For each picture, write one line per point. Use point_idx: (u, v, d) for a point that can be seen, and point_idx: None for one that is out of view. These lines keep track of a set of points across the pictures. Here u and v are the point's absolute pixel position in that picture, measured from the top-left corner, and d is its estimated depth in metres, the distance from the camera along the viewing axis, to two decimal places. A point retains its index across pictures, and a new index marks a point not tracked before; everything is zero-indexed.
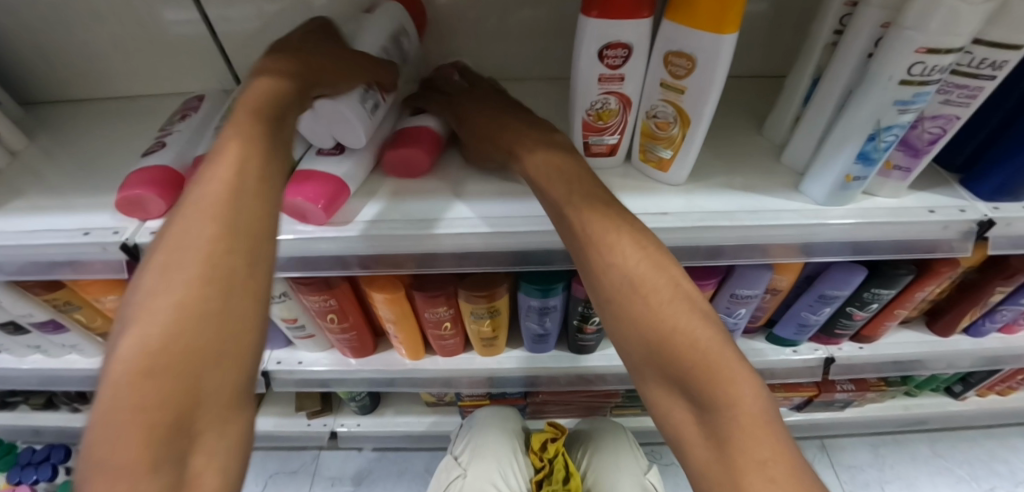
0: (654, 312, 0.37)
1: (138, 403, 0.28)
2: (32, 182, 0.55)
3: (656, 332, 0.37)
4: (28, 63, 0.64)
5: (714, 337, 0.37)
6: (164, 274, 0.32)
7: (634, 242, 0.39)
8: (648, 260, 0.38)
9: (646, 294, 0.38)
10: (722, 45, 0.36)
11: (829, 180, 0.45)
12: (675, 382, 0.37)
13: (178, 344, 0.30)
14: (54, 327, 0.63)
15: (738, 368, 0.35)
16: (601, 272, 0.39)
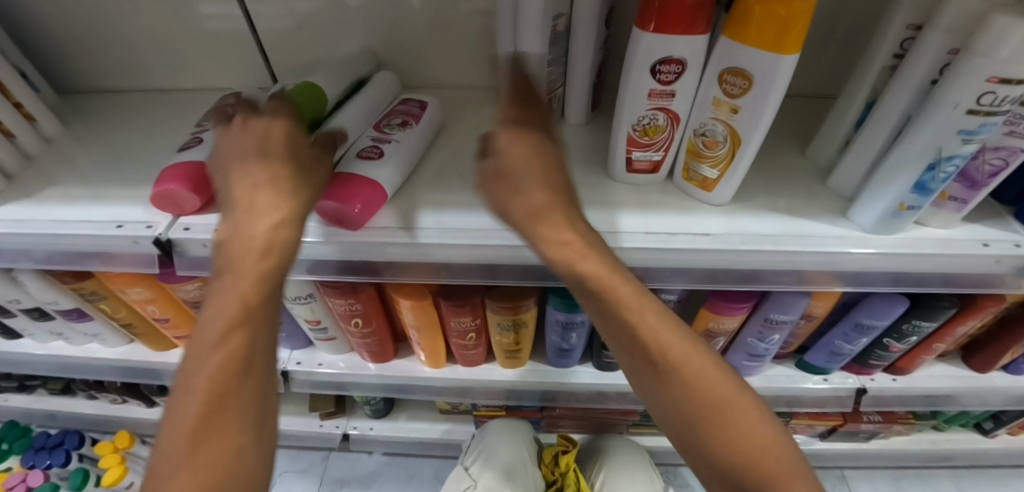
0: (677, 378, 0.40)
1: (184, 440, 0.35)
2: (67, 170, 0.55)
3: (702, 415, 0.40)
4: (68, 52, 0.65)
5: (755, 414, 0.40)
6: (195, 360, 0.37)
7: (677, 332, 0.40)
8: (688, 349, 0.40)
9: (693, 381, 0.40)
10: (783, 65, 0.35)
11: (880, 208, 0.44)
12: (723, 459, 0.40)
13: (216, 422, 0.36)
14: (78, 315, 0.63)
15: (755, 419, 0.40)
16: (644, 362, 0.40)
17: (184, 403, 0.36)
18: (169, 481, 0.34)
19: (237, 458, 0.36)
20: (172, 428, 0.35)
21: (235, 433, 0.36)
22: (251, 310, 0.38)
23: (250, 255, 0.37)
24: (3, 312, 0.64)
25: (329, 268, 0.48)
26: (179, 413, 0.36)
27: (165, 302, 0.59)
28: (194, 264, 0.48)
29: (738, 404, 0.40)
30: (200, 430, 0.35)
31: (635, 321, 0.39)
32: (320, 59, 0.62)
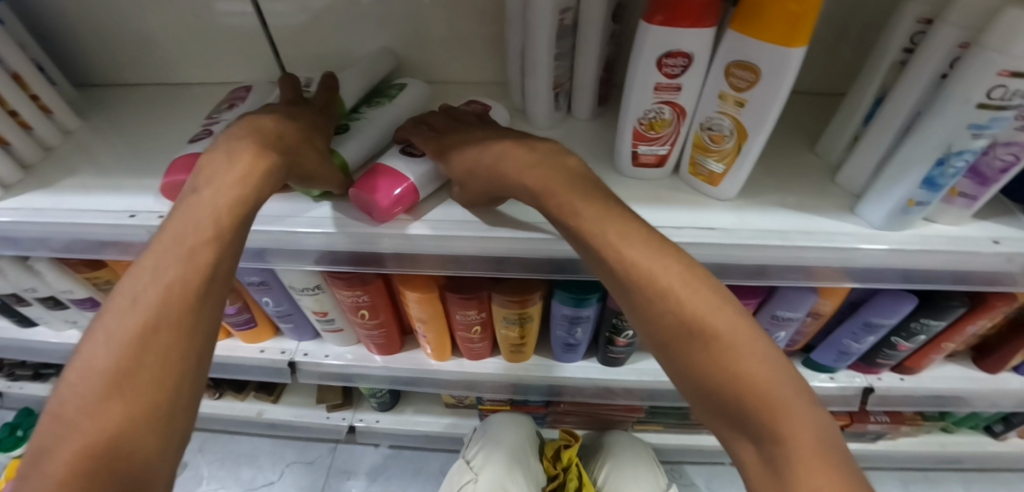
0: (690, 331, 0.35)
1: (101, 364, 0.31)
2: (82, 162, 0.56)
3: (709, 371, 0.34)
4: (85, 47, 0.66)
5: (781, 381, 0.32)
6: (118, 314, 0.33)
7: (684, 279, 0.35)
8: (698, 297, 0.35)
9: (704, 336, 0.34)
10: (790, 59, 0.35)
11: (889, 204, 0.43)
12: (733, 423, 0.33)
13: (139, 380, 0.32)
14: (92, 304, 0.64)
15: (786, 393, 0.32)
16: (647, 309, 0.36)
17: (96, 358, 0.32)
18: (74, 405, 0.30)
19: (147, 402, 0.31)
20: (92, 352, 0.32)
21: (156, 373, 0.32)
22: (210, 250, 0.36)
23: (206, 216, 0.37)
24: (20, 301, 0.66)
25: (338, 259, 0.48)
26: (105, 340, 0.32)
27: None
28: None
29: (756, 365, 0.33)
30: (124, 358, 0.32)
31: (630, 262, 0.36)
32: (330, 54, 0.63)
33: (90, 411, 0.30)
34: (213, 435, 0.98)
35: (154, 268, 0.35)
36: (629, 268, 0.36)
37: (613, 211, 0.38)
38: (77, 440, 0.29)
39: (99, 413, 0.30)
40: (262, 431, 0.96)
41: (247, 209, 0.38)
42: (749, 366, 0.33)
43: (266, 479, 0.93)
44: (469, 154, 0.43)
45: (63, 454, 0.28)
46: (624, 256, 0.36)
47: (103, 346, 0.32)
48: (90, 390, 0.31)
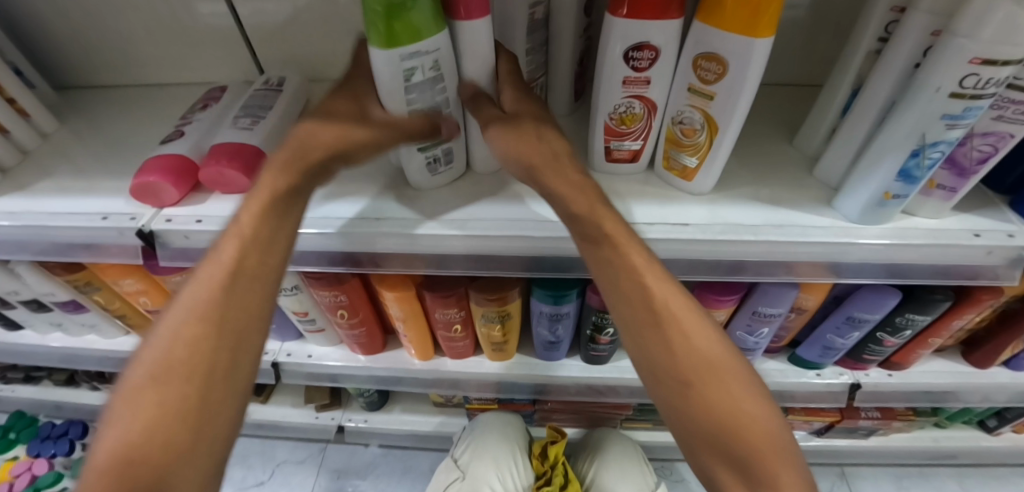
0: (697, 370, 0.37)
1: (165, 359, 0.36)
2: (60, 163, 0.57)
3: (717, 406, 0.36)
4: (64, 49, 0.66)
5: (774, 423, 0.36)
6: (183, 308, 0.37)
7: (703, 321, 0.38)
8: (713, 338, 0.38)
9: (718, 374, 0.37)
10: (756, 50, 0.34)
11: (865, 197, 0.42)
12: (724, 460, 0.36)
13: (178, 388, 0.35)
14: (76, 307, 0.65)
15: (775, 436, 0.36)
16: (667, 342, 0.37)
17: (146, 362, 0.36)
18: (141, 394, 0.35)
19: (200, 400, 0.36)
20: (157, 347, 0.36)
21: (203, 372, 0.36)
22: (253, 258, 0.38)
23: (233, 240, 0.38)
24: (4, 303, 0.67)
25: (311, 259, 0.48)
26: (165, 335, 0.37)
27: (157, 293, 0.60)
28: (178, 255, 0.48)
29: (757, 408, 0.37)
30: (180, 356, 0.36)
31: (653, 298, 0.37)
32: (310, 53, 0.63)
33: (151, 389, 0.35)
34: None
35: (196, 287, 0.38)
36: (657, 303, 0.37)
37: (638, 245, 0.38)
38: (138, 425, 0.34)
39: (163, 397, 0.35)
40: (253, 431, 0.96)
41: (277, 220, 0.39)
42: (746, 410, 0.36)
43: (257, 479, 0.93)
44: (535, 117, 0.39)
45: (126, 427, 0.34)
46: (648, 290, 0.37)
47: (171, 330, 0.37)
48: (152, 382, 0.36)
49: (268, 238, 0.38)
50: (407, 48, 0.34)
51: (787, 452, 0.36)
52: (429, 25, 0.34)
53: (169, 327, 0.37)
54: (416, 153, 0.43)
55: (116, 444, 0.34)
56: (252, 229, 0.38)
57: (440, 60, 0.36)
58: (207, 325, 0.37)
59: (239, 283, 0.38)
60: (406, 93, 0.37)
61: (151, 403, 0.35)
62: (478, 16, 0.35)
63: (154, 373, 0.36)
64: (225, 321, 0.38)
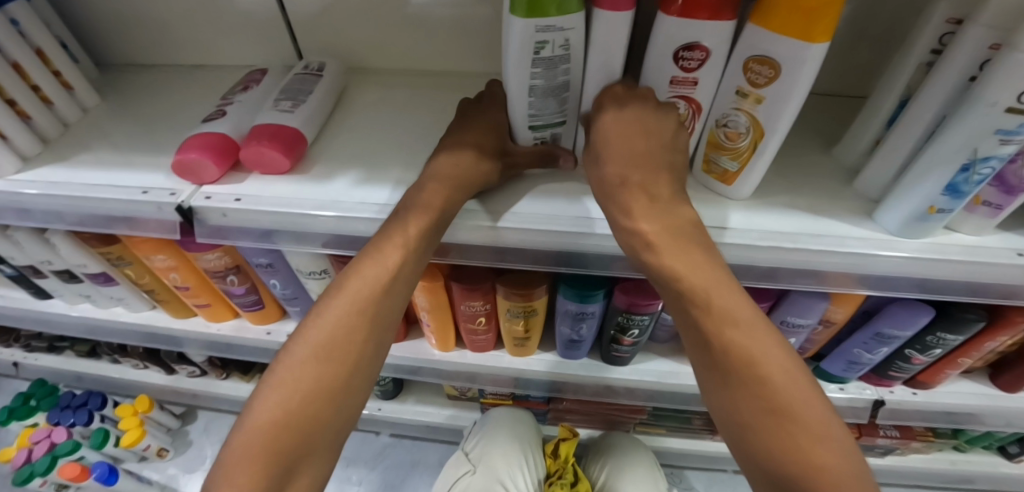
0: (777, 407, 0.35)
1: (322, 340, 0.40)
2: (99, 138, 0.58)
3: (774, 426, 0.35)
4: (106, 27, 0.67)
5: (842, 462, 0.34)
6: (344, 297, 0.41)
7: (773, 341, 0.37)
8: (781, 357, 0.36)
9: (780, 400, 0.35)
10: (810, 54, 0.33)
11: (907, 211, 0.42)
12: None
13: (327, 364, 0.40)
14: (106, 280, 0.66)
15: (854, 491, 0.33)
16: (728, 358, 0.37)
17: (305, 339, 0.41)
18: (296, 368, 0.40)
19: (340, 383, 0.40)
20: (320, 326, 0.41)
21: (348, 360, 0.41)
22: (406, 264, 0.41)
23: (396, 246, 0.41)
24: (36, 273, 0.68)
25: (342, 244, 0.48)
26: (325, 318, 0.41)
27: (187, 272, 0.60)
28: (214, 233, 0.49)
29: (823, 441, 0.34)
30: (335, 341, 0.41)
31: (738, 328, 0.37)
32: (345, 40, 0.63)
33: (305, 365, 0.40)
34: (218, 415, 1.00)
35: (356, 282, 0.41)
36: (720, 318, 0.37)
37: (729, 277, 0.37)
38: (286, 395, 0.39)
39: (313, 375, 0.40)
40: None
41: (436, 229, 0.42)
42: (820, 458, 0.34)
43: None
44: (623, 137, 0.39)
45: (277, 395, 0.39)
46: (733, 319, 0.37)
47: (332, 316, 0.41)
48: (305, 359, 0.40)
49: (421, 249, 0.42)
50: (543, 20, 0.35)
51: None
52: (572, 2, 0.35)
53: (330, 312, 0.41)
54: (527, 133, 0.44)
55: (276, 398, 0.39)
56: (414, 239, 0.41)
57: (571, 40, 0.37)
58: (359, 316, 0.41)
59: (390, 290, 0.42)
60: (531, 67, 0.38)
61: (307, 369, 0.40)
62: (623, 9, 0.36)
63: (313, 344, 0.40)
64: (378, 317, 0.42)
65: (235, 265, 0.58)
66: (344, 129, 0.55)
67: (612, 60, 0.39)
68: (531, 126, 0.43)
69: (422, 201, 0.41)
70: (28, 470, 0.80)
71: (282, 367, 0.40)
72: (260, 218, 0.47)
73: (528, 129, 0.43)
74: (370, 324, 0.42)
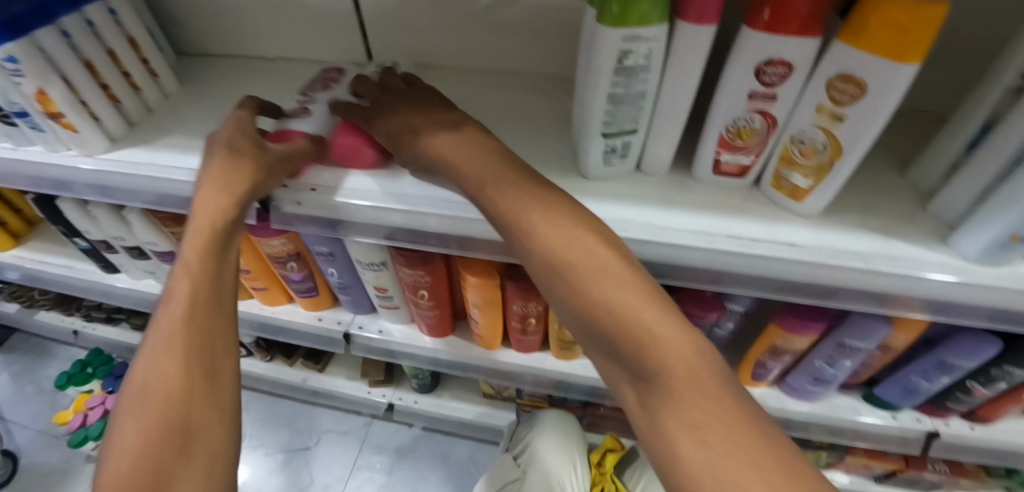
0: (623, 320, 0.28)
1: (159, 356, 0.37)
2: (180, 124, 0.61)
3: (643, 379, 0.27)
4: (189, 19, 0.71)
5: (718, 411, 0.24)
6: (170, 305, 0.39)
7: (629, 278, 0.30)
8: (637, 290, 0.30)
9: (633, 335, 0.28)
10: (901, 75, 0.33)
11: (985, 238, 0.40)
12: (648, 424, 0.26)
13: (174, 377, 0.36)
14: (172, 258, 0.69)
15: (721, 397, 0.25)
16: (571, 312, 0.32)
17: (143, 360, 0.37)
18: (143, 395, 0.35)
19: (198, 395, 0.37)
20: (155, 341, 0.38)
21: (196, 366, 0.37)
22: (213, 258, 0.41)
23: (198, 237, 0.41)
24: (109, 247, 0.73)
25: (407, 236, 0.49)
26: (160, 332, 0.38)
27: (250, 254, 0.63)
28: (287, 219, 0.51)
29: (688, 378, 0.25)
30: (176, 350, 0.37)
31: (568, 261, 0.32)
32: (415, 41, 0.65)
33: (150, 387, 0.36)
34: (258, 396, 1.04)
35: (177, 286, 0.40)
36: (559, 264, 0.32)
37: (564, 207, 0.35)
38: (133, 430, 0.34)
39: (156, 395, 0.35)
40: (305, 397, 1.00)
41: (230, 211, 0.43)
42: (674, 365, 0.26)
43: (304, 444, 0.97)
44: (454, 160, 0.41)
45: (126, 433, 0.34)
46: (564, 250, 0.32)
47: (162, 328, 0.38)
48: (152, 383, 0.36)
49: (224, 244, 0.42)
50: (630, 29, 0.36)
51: (726, 426, 0.23)
52: (656, 14, 0.36)
53: (156, 325, 0.38)
54: (599, 140, 0.44)
55: (132, 431, 0.34)
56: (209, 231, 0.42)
57: (654, 50, 0.38)
58: (191, 318, 0.38)
59: (210, 287, 0.40)
60: (612, 75, 0.39)
61: (162, 379, 0.36)
62: (708, 22, 0.36)
63: (154, 358, 0.37)
64: (211, 317, 0.39)
65: (296, 251, 0.61)
66: None
67: (690, 68, 0.39)
68: (603, 133, 0.44)
69: (219, 191, 0.43)
70: (83, 435, 0.87)
71: (131, 398, 0.36)
72: (331, 208, 0.48)
73: (601, 135, 0.44)
74: (204, 317, 0.39)
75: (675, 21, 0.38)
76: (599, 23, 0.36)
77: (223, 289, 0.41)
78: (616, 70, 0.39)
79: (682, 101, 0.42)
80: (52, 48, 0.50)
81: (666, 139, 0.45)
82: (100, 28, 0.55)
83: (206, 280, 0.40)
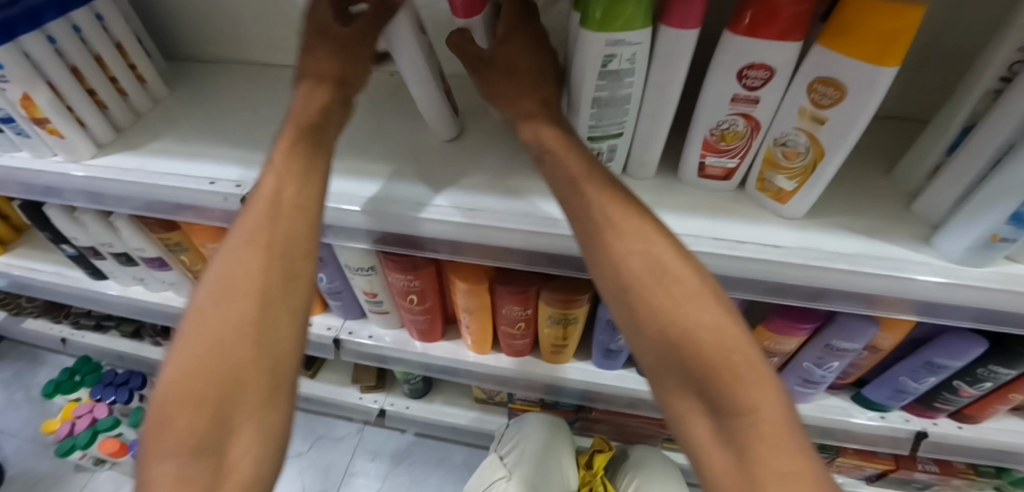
0: (706, 347, 0.32)
1: (224, 297, 0.37)
2: (168, 129, 0.61)
3: (717, 401, 0.31)
4: (179, 25, 0.71)
5: (789, 436, 0.30)
6: (242, 248, 0.38)
7: (713, 306, 0.33)
8: (737, 339, 0.32)
9: (732, 386, 0.31)
10: (880, 78, 0.33)
11: (969, 238, 0.40)
12: (721, 436, 0.31)
13: (234, 324, 0.36)
14: (160, 264, 0.69)
15: (792, 434, 0.30)
16: (661, 349, 0.33)
17: (209, 295, 0.37)
18: (202, 331, 0.36)
19: (258, 347, 0.36)
20: (219, 282, 0.37)
21: (263, 317, 0.37)
22: (291, 201, 0.39)
23: (263, 203, 0.38)
24: (96, 253, 0.72)
25: (398, 241, 0.49)
26: (224, 274, 0.37)
27: None
28: None
29: (768, 416, 0.30)
30: (240, 298, 0.37)
31: (654, 278, 0.34)
32: None
33: (212, 327, 0.36)
34: None
35: (245, 228, 0.38)
36: (664, 305, 0.33)
37: (646, 217, 0.35)
38: (191, 365, 0.35)
39: (216, 337, 0.35)
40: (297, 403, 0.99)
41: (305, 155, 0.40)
42: (746, 397, 0.30)
43: (296, 450, 0.97)
44: (552, 148, 0.38)
45: (180, 363, 0.35)
46: (654, 267, 0.34)
47: (229, 267, 0.37)
48: (212, 323, 0.36)
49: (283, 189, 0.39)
50: (614, 34, 0.36)
51: (794, 456, 0.29)
52: (639, 19, 0.36)
53: (226, 264, 0.38)
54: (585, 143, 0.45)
55: (190, 363, 0.35)
56: (285, 170, 0.39)
57: (638, 54, 0.38)
58: (259, 268, 0.37)
59: (278, 234, 0.38)
60: (597, 79, 0.39)
61: (221, 324, 0.36)
62: (691, 26, 0.37)
63: (218, 299, 0.37)
64: (279, 267, 0.38)
65: None
66: (402, 130, 0.57)
67: (673, 72, 0.40)
68: (590, 136, 0.44)
69: (293, 130, 0.41)
70: (71, 443, 0.85)
71: (191, 331, 0.36)
72: None
73: (587, 139, 0.44)
74: (275, 267, 0.38)
75: (658, 25, 0.38)
76: (582, 29, 0.37)
77: (296, 236, 0.39)
78: (600, 75, 0.39)
79: (666, 105, 0.42)
80: (37, 54, 0.50)
81: (651, 142, 0.45)
82: (86, 33, 0.55)
83: (279, 227, 0.38)
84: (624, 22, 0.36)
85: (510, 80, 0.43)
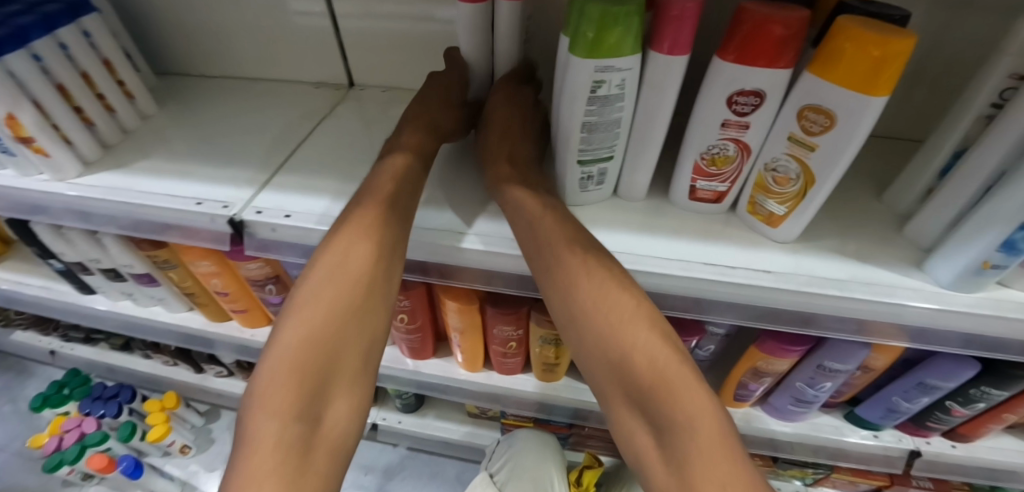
0: (651, 370, 0.37)
1: (323, 298, 0.42)
2: (157, 146, 0.60)
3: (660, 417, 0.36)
4: (170, 39, 0.71)
5: (723, 446, 0.34)
6: (343, 255, 0.43)
7: (654, 335, 0.38)
8: (670, 359, 0.37)
9: (666, 400, 0.36)
10: (869, 108, 0.33)
11: (959, 265, 0.40)
12: (664, 448, 0.36)
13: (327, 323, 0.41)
14: (149, 280, 0.68)
15: (726, 446, 0.34)
16: (607, 367, 0.39)
17: (309, 295, 0.43)
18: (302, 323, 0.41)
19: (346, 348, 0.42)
20: (319, 284, 0.43)
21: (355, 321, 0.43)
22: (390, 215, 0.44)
23: (366, 217, 0.43)
24: (84, 269, 0.71)
25: None
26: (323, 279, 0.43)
27: (229, 277, 0.62)
28: (262, 245, 0.50)
29: (703, 430, 0.34)
30: (337, 301, 0.42)
31: (603, 310, 0.39)
32: (395, 62, 0.65)
33: (311, 320, 0.41)
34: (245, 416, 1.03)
35: (344, 238, 0.43)
36: (608, 332, 0.39)
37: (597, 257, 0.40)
38: (293, 349, 0.40)
39: (312, 331, 0.41)
40: None
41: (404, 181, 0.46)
42: (684, 414, 0.35)
43: None
44: (515, 200, 0.43)
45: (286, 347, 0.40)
46: (602, 301, 0.39)
47: (330, 270, 0.43)
48: (311, 319, 0.41)
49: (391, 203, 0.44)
50: (602, 60, 0.36)
51: (726, 462, 0.33)
52: (628, 45, 0.36)
53: (325, 267, 0.43)
54: (575, 167, 0.44)
55: (292, 349, 0.40)
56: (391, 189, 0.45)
57: (627, 79, 0.38)
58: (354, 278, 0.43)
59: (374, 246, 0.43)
60: (587, 105, 0.39)
61: (315, 321, 0.41)
62: (680, 52, 0.36)
63: (318, 299, 0.42)
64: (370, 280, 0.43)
65: (275, 274, 0.60)
66: None
67: (663, 96, 0.39)
68: (579, 160, 0.44)
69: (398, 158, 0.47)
70: (58, 459, 0.82)
71: (293, 322, 0.42)
72: (306, 231, 0.47)
73: (577, 163, 0.44)
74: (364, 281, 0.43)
75: (648, 50, 0.38)
76: (571, 54, 0.36)
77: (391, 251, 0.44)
78: (589, 101, 0.39)
79: (656, 129, 0.42)
80: (22, 72, 0.49)
81: (642, 166, 0.45)
82: (73, 51, 0.55)
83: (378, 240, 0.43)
84: (613, 44, 0.35)
85: (503, 139, 0.49)
